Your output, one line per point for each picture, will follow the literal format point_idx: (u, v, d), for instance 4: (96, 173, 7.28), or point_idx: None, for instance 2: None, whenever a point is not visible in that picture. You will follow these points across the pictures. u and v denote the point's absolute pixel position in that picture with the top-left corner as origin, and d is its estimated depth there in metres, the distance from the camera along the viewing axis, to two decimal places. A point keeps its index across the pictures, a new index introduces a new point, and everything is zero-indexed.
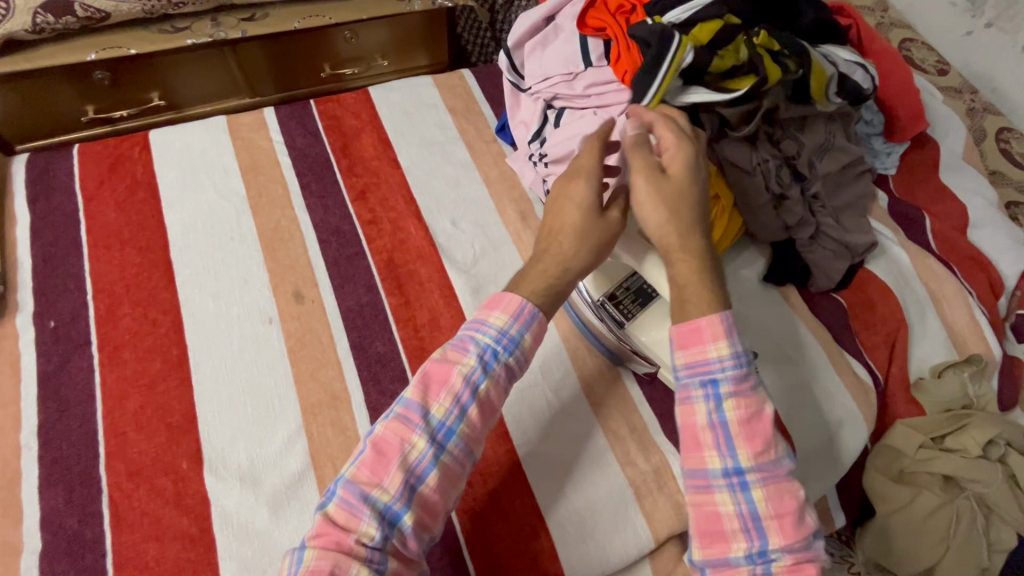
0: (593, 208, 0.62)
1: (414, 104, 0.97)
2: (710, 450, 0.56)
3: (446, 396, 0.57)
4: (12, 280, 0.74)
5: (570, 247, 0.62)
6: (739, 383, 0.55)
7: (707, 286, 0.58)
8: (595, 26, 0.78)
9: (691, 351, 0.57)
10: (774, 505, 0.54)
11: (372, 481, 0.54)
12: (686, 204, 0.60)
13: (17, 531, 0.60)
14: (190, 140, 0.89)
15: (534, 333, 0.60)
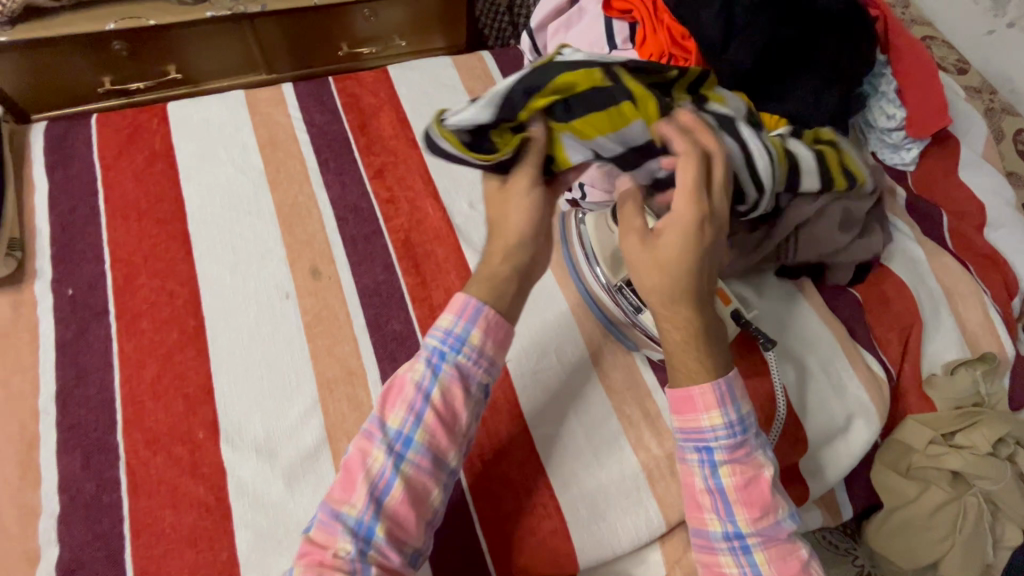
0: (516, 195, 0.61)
1: (432, 85, 0.96)
2: (710, 513, 0.59)
3: (400, 406, 0.57)
4: (30, 246, 0.74)
5: (505, 245, 0.62)
6: (733, 451, 0.58)
7: (694, 353, 0.58)
8: (621, 8, 0.79)
9: (685, 419, 0.59)
10: (777, 567, 0.57)
11: (341, 498, 0.55)
12: (671, 272, 0.55)
13: (35, 494, 0.60)
14: (209, 113, 0.88)
15: (484, 327, 0.59)
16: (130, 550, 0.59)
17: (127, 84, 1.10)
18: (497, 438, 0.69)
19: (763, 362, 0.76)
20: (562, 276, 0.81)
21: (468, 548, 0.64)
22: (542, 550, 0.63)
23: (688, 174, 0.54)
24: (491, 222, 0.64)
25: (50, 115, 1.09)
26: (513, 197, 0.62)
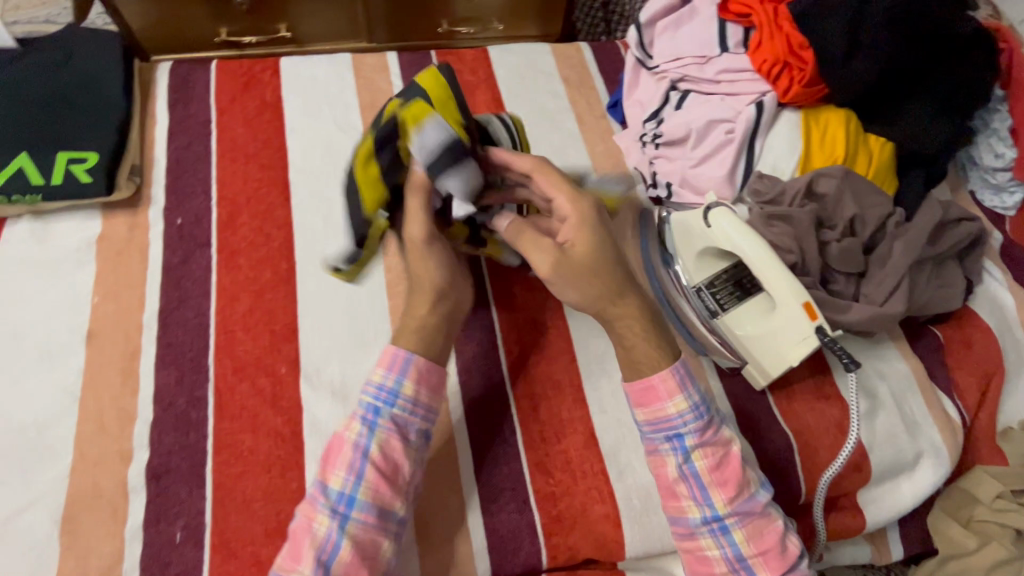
0: (422, 255, 0.63)
1: (529, 70, 0.97)
2: (688, 500, 0.61)
3: (341, 466, 0.57)
4: (148, 174, 0.79)
5: (427, 298, 0.63)
6: (702, 433, 0.61)
7: (653, 343, 0.63)
8: (738, 11, 0.80)
9: (650, 409, 0.62)
10: (756, 544, 0.59)
11: (289, 566, 0.54)
12: (597, 276, 0.61)
13: (133, 400, 0.65)
14: (317, 71, 0.92)
15: (415, 376, 0.61)
16: (211, 465, 0.63)
17: (241, 37, 1.17)
18: (560, 419, 0.69)
19: (835, 386, 0.75)
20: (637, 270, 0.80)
21: (523, 523, 0.64)
22: (591, 533, 0.64)
23: (550, 177, 0.62)
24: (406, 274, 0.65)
25: (167, 57, 1.16)
26: (425, 254, 0.63)
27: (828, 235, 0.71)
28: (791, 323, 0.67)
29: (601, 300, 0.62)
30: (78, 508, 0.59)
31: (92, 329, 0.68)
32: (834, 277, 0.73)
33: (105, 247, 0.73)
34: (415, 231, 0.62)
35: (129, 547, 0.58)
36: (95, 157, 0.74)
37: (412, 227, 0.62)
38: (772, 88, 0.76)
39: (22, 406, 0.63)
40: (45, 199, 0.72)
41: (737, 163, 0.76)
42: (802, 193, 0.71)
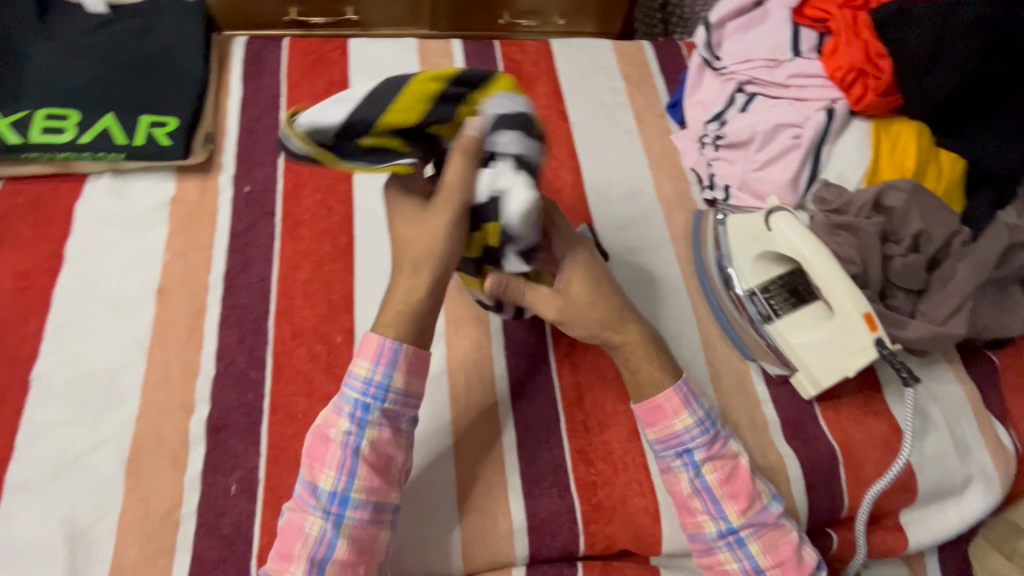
0: (437, 229, 0.58)
1: (591, 64, 0.97)
2: (703, 514, 0.62)
3: (330, 467, 0.57)
4: (220, 142, 0.82)
5: (411, 277, 0.60)
6: (710, 447, 0.62)
7: (656, 363, 0.64)
8: (814, 16, 0.80)
9: (659, 428, 0.63)
10: (772, 554, 0.61)
11: (282, 565, 0.55)
12: (601, 304, 0.64)
13: (197, 356, 0.68)
14: (383, 53, 0.94)
15: (404, 369, 0.59)
16: (267, 423, 0.65)
17: (309, 18, 1.20)
18: (604, 412, 0.70)
19: (884, 403, 0.73)
20: (688, 271, 0.80)
21: (562, 509, 0.64)
22: (629, 525, 0.64)
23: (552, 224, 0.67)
24: (400, 250, 0.61)
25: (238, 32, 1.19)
26: (437, 230, 0.57)
27: (893, 249, 0.70)
28: (851, 332, 0.66)
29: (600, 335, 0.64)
30: (143, 452, 0.62)
31: (162, 286, 0.71)
32: (892, 292, 0.71)
33: (178, 208, 0.77)
34: (453, 196, 0.55)
35: (188, 494, 0.61)
36: (175, 122, 0.78)
37: (451, 191, 0.55)
38: (845, 95, 0.76)
39: (96, 353, 0.67)
40: (126, 158, 0.76)
41: (802, 170, 0.76)
42: (870, 205, 0.70)
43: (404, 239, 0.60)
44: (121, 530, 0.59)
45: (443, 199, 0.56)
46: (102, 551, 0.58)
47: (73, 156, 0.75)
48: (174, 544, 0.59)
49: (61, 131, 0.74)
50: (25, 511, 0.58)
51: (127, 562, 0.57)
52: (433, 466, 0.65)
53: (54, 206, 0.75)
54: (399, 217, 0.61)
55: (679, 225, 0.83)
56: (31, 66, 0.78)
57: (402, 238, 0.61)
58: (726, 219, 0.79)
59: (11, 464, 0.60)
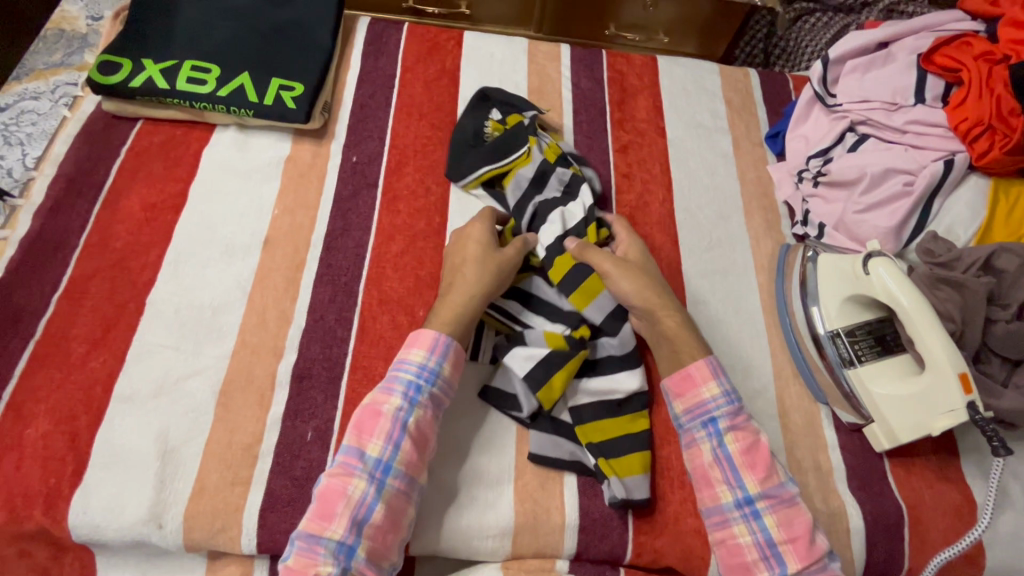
0: (505, 261, 0.71)
1: (695, 84, 0.97)
2: (721, 484, 0.62)
3: (381, 435, 0.59)
4: (335, 113, 0.87)
5: (471, 287, 0.68)
6: (733, 418, 0.64)
7: (691, 334, 0.68)
8: (944, 64, 0.78)
9: (687, 397, 0.65)
10: (787, 530, 0.59)
11: (321, 525, 0.55)
12: (648, 275, 0.71)
13: (293, 307, 0.72)
14: (494, 49, 0.97)
15: (452, 361, 0.65)
16: (347, 380, 0.68)
17: (425, 8, 1.33)
18: (667, 428, 0.70)
19: (960, 472, 0.70)
20: (768, 304, 0.79)
21: (613, 514, 0.64)
22: (678, 543, 0.64)
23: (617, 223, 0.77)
24: (465, 265, 0.70)
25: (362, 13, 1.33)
26: (509, 263, 0.71)
27: (999, 313, 0.67)
28: (940, 390, 0.63)
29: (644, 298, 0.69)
30: (233, 387, 0.67)
31: (268, 237, 0.76)
32: (987, 357, 0.69)
33: (291, 168, 0.82)
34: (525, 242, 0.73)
35: (269, 432, 0.65)
36: (301, 88, 0.83)
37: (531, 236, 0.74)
38: (967, 149, 0.75)
39: (203, 288, 0.72)
40: (253, 115, 0.82)
41: (908, 218, 0.74)
42: (980, 264, 0.67)
43: (472, 260, 0.70)
44: (206, 454, 0.63)
45: (523, 244, 0.73)
46: (187, 470, 0.62)
47: (209, 107, 0.81)
48: (251, 476, 0.62)
49: (203, 83, 0.81)
50: (127, 420, 0.63)
51: (208, 485, 0.61)
52: (493, 451, 0.67)
53: (184, 150, 0.81)
54: (470, 238, 0.72)
55: (764, 255, 0.83)
56: (183, 21, 0.86)
57: (469, 256, 0.70)
58: (817, 256, 0.78)
59: (121, 375, 0.66)
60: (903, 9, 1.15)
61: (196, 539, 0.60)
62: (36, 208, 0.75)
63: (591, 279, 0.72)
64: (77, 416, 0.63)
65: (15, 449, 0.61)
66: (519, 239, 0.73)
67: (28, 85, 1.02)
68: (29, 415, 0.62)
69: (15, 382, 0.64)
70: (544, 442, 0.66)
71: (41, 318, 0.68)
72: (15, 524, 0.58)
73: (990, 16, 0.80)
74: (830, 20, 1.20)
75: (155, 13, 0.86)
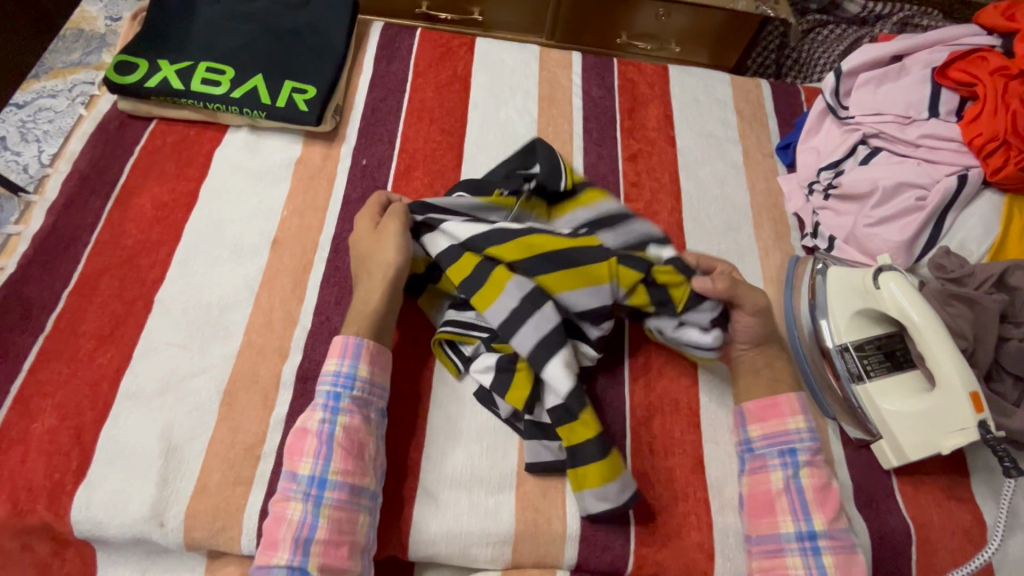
0: (392, 241, 0.70)
1: (706, 94, 0.96)
2: (785, 514, 0.61)
3: (307, 456, 0.59)
4: (346, 117, 0.88)
5: (368, 283, 0.69)
6: (813, 456, 0.64)
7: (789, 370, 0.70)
8: (959, 78, 0.77)
9: (769, 423, 0.66)
10: (844, 573, 0.58)
11: (269, 555, 0.56)
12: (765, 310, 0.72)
13: (299, 308, 0.72)
14: (506, 56, 0.97)
15: (367, 360, 0.65)
16: None
17: (438, 13, 1.34)
18: (671, 440, 0.69)
19: (970, 491, 0.69)
20: (776, 315, 0.78)
21: (616, 525, 0.64)
22: (681, 557, 0.63)
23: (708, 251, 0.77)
24: (362, 265, 0.70)
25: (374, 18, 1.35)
26: (390, 245, 0.70)
27: (1011, 331, 0.66)
28: (951, 408, 0.62)
29: (768, 337, 0.70)
30: (238, 386, 0.67)
31: (277, 238, 0.77)
32: (999, 376, 0.67)
33: (301, 170, 0.82)
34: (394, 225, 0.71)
35: (272, 433, 0.65)
36: (314, 91, 0.83)
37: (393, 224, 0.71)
38: (981, 164, 0.74)
39: (211, 287, 0.72)
40: (266, 117, 0.82)
41: (919, 234, 0.74)
42: (993, 280, 0.67)
43: (365, 258, 0.70)
44: (209, 452, 0.63)
45: (397, 221, 0.71)
46: (190, 469, 0.62)
47: (222, 108, 0.82)
48: (253, 476, 0.62)
49: (217, 84, 0.82)
50: (131, 417, 0.64)
51: (210, 484, 0.61)
52: (491, 461, 0.66)
53: (196, 151, 0.82)
54: (360, 237, 0.72)
55: (772, 267, 0.82)
56: (198, 24, 0.87)
57: (360, 254, 0.71)
58: (826, 268, 0.77)
59: (128, 372, 0.66)
60: (918, 22, 1.24)
61: (196, 537, 0.60)
62: (50, 204, 0.76)
63: (487, 280, 0.67)
64: (83, 411, 0.63)
65: (21, 443, 0.61)
66: (391, 214, 0.72)
67: (46, 83, 1.05)
68: (36, 409, 0.63)
69: (24, 376, 0.65)
70: (537, 449, 0.65)
71: (51, 313, 0.69)
72: (18, 518, 0.59)
73: (1006, 29, 0.80)
74: (843, 32, 1.26)
75: (173, 14, 0.87)
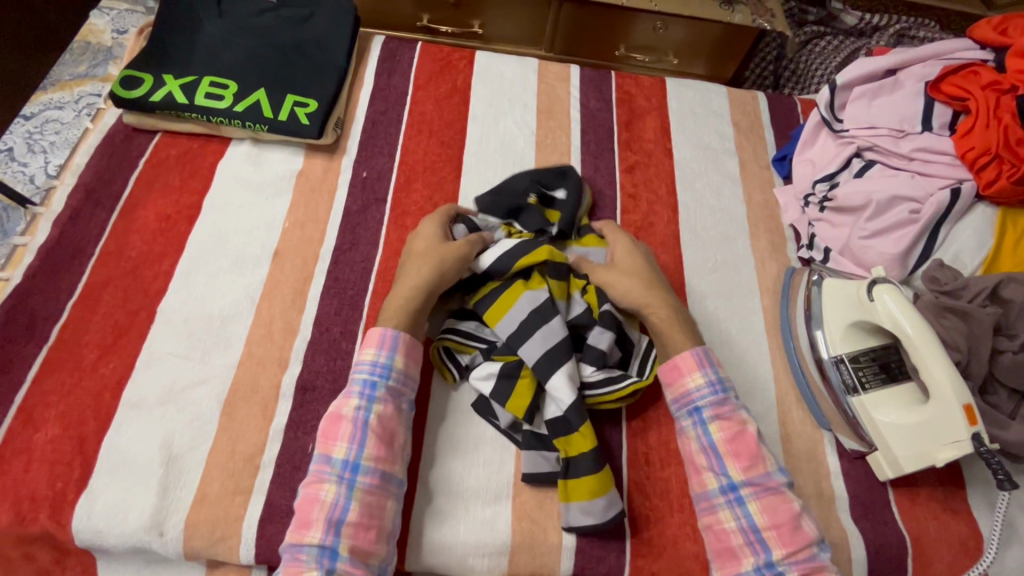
0: (456, 257, 0.71)
1: (703, 106, 0.97)
2: (707, 471, 0.63)
3: (344, 439, 0.60)
4: (347, 130, 0.89)
5: (419, 283, 0.69)
6: (718, 407, 0.65)
7: (681, 329, 0.70)
8: (952, 92, 0.78)
9: (675, 387, 0.67)
10: (770, 517, 0.59)
11: (300, 534, 0.56)
12: (634, 273, 0.73)
13: (299, 319, 0.73)
14: (505, 69, 0.98)
15: (405, 352, 0.66)
16: None
17: (439, 26, 1.36)
18: (667, 451, 0.69)
19: (966, 503, 0.69)
20: (771, 326, 0.79)
21: (611, 536, 0.64)
22: (677, 567, 0.63)
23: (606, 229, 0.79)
24: (419, 260, 0.71)
25: (376, 31, 1.37)
26: (455, 259, 0.71)
27: (1004, 343, 0.66)
28: (945, 420, 0.62)
29: (644, 298, 0.71)
30: (238, 396, 0.68)
31: (278, 249, 0.78)
32: (994, 389, 0.68)
33: (302, 182, 0.84)
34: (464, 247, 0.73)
35: (271, 443, 0.66)
36: (315, 105, 0.85)
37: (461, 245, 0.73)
38: (974, 178, 0.75)
39: (213, 299, 0.73)
40: (268, 131, 0.84)
41: (914, 246, 0.74)
42: (987, 293, 0.67)
43: (423, 255, 0.72)
44: (209, 462, 0.64)
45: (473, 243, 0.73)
46: (189, 478, 0.63)
47: (225, 121, 0.84)
48: (252, 486, 0.63)
49: (220, 98, 0.83)
50: (132, 427, 0.65)
51: (209, 494, 0.62)
52: (485, 469, 0.67)
53: (200, 163, 0.83)
54: (422, 238, 0.74)
55: (769, 278, 0.82)
56: (203, 39, 0.88)
57: (418, 252, 0.72)
58: (821, 279, 0.78)
59: (129, 382, 0.67)
60: (914, 34, 1.25)
61: (195, 547, 0.61)
62: (56, 216, 0.77)
63: (499, 297, 0.71)
64: (85, 421, 0.64)
65: (24, 453, 0.62)
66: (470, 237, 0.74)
67: (53, 95, 1.07)
68: (39, 419, 0.64)
69: (28, 386, 0.66)
70: (536, 459, 0.66)
71: (55, 324, 0.70)
72: (21, 527, 0.59)
73: (998, 45, 0.81)
74: (838, 44, 1.28)
75: (178, 30, 0.89)
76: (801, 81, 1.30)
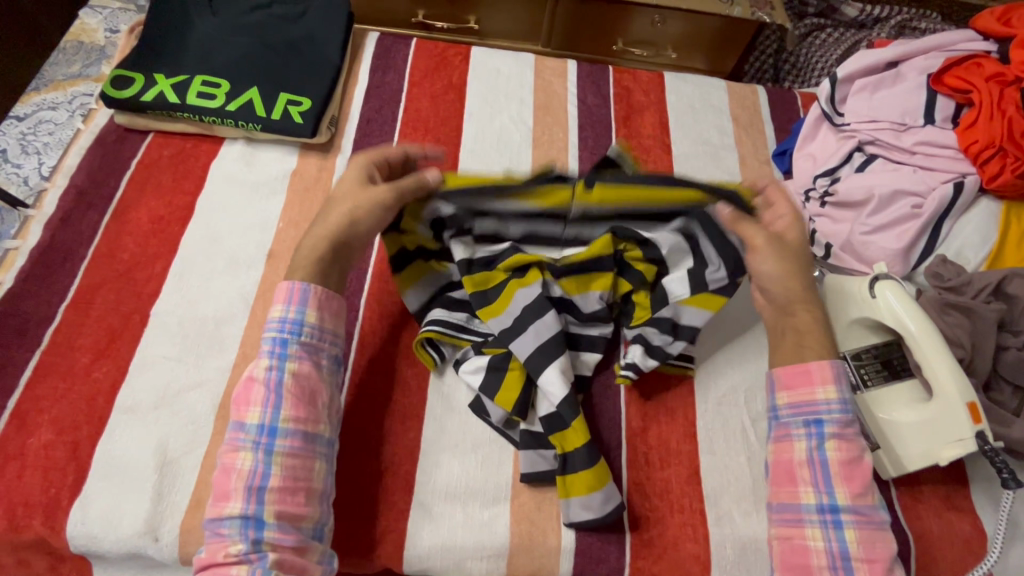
0: (370, 205, 0.65)
1: (702, 101, 0.96)
2: (807, 485, 0.59)
3: (254, 405, 0.58)
4: (341, 128, 0.88)
5: (325, 229, 0.65)
6: (843, 427, 0.60)
7: (826, 335, 0.64)
8: (955, 85, 0.77)
9: (796, 391, 0.62)
10: (866, 550, 0.56)
11: (220, 508, 0.55)
12: (800, 264, 0.66)
13: None
14: (501, 64, 0.97)
15: (316, 305, 0.63)
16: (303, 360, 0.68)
17: (434, 21, 1.35)
18: (665, 450, 0.69)
19: (970, 501, 0.68)
20: None
21: (611, 537, 0.63)
22: (678, 568, 0.63)
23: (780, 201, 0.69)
24: (331, 208, 0.67)
25: (370, 27, 1.36)
26: (367, 203, 0.65)
27: (1008, 340, 0.66)
28: (948, 418, 0.61)
29: (796, 295, 0.65)
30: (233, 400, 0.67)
31: (272, 250, 0.77)
32: (998, 385, 0.67)
33: (297, 182, 0.83)
34: (381, 192, 0.65)
35: None
36: (309, 103, 0.84)
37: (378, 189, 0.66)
38: (978, 171, 0.74)
39: (207, 300, 0.73)
40: (261, 130, 0.83)
41: (916, 241, 0.73)
42: (991, 288, 0.66)
43: (336, 204, 0.67)
44: (204, 466, 0.63)
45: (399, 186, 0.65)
46: (184, 482, 0.62)
47: (217, 121, 0.83)
48: None
49: (212, 97, 0.82)
50: (126, 432, 0.64)
51: (204, 498, 0.62)
52: (477, 469, 0.66)
53: (193, 164, 0.83)
54: (342, 185, 0.68)
55: None
56: (193, 37, 0.87)
57: (330, 198, 0.68)
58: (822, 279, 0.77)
59: (124, 386, 0.66)
60: (916, 25, 1.24)
61: (191, 552, 0.60)
62: (48, 219, 0.76)
63: (498, 295, 0.69)
64: (78, 426, 0.64)
65: (18, 459, 0.61)
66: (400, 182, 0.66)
67: (46, 96, 1.06)
68: (32, 424, 0.63)
69: (20, 392, 0.65)
70: (534, 459, 0.65)
71: (48, 328, 0.69)
72: (14, 534, 0.59)
73: (1002, 34, 0.80)
74: (839, 36, 1.27)
75: (168, 29, 0.88)
76: (801, 74, 1.29)
